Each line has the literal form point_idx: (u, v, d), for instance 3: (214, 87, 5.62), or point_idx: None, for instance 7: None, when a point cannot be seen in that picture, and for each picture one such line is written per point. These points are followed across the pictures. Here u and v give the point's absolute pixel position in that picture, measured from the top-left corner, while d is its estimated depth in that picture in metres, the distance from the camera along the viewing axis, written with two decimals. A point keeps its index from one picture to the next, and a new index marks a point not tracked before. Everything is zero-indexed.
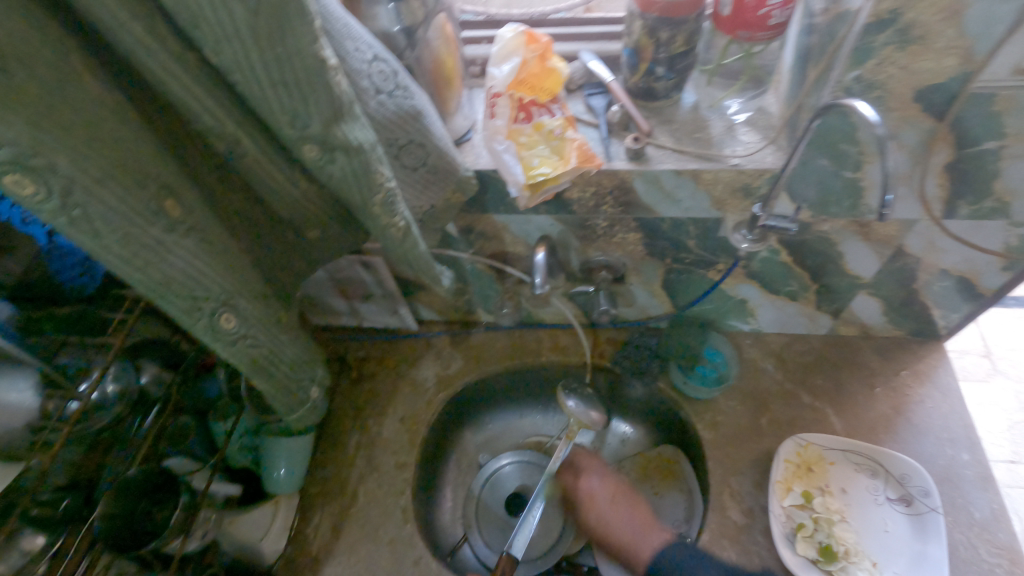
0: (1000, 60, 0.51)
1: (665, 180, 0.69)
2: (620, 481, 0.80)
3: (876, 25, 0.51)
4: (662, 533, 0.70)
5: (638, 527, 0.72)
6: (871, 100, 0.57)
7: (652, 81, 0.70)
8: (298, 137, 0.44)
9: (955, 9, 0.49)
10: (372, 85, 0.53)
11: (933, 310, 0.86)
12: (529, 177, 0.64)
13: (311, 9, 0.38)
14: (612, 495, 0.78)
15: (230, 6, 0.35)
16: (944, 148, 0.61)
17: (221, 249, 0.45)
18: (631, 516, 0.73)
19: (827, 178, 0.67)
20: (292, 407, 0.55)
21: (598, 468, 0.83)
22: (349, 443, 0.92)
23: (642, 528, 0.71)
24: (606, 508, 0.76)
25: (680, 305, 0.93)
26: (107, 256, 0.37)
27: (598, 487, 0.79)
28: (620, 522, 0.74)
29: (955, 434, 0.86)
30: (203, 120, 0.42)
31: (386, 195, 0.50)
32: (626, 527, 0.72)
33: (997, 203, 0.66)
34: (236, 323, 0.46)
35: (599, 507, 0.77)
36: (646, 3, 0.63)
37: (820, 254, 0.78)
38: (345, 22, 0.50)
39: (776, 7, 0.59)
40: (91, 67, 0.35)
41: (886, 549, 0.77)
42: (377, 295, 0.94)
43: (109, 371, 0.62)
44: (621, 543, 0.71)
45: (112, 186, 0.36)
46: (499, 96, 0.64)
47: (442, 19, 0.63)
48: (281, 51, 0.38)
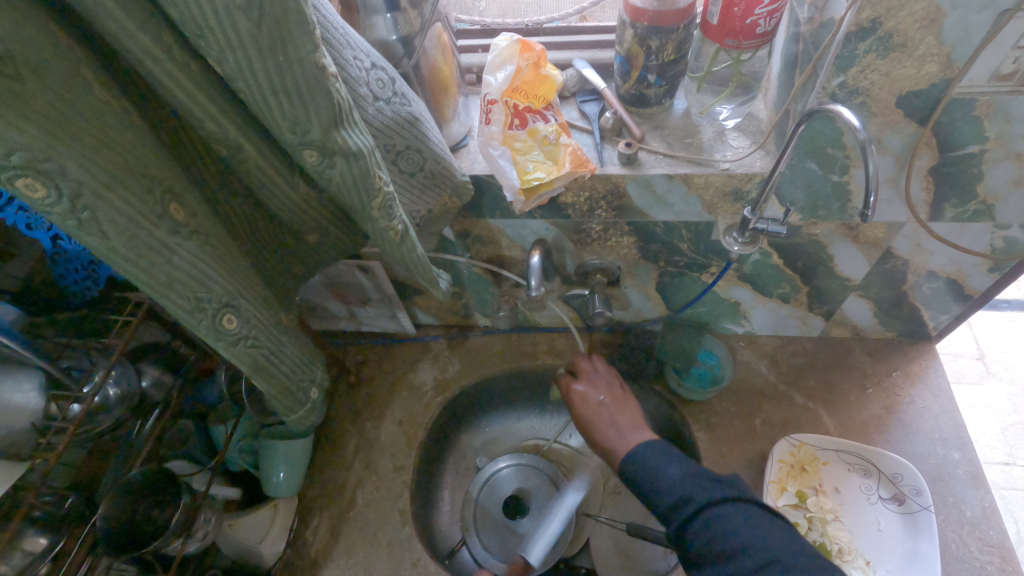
0: (978, 67, 0.53)
1: (658, 185, 0.70)
2: (615, 384, 0.84)
3: (858, 34, 0.53)
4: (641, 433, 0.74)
5: (621, 429, 0.76)
6: (855, 106, 0.59)
7: (643, 88, 0.72)
8: (298, 143, 0.45)
9: (933, 18, 0.51)
10: (370, 92, 0.54)
11: (922, 311, 0.87)
12: (524, 182, 0.66)
13: (311, 20, 0.39)
14: (603, 399, 0.81)
15: (234, 17, 0.36)
16: (928, 152, 0.62)
17: (224, 251, 0.46)
18: (618, 423, 0.77)
19: (815, 182, 0.69)
20: (292, 408, 0.56)
21: (599, 371, 0.87)
22: (347, 446, 0.93)
23: (625, 429, 0.75)
24: (597, 408, 0.80)
25: (675, 308, 0.95)
26: (114, 258, 0.38)
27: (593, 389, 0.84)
28: (606, 420, 0.78)
29: (946, 433, 0.87)
30: (207, 127, 0.43)
31: (384, 199, 0.51)
32: (611, 430, 0.76)
33: (981, 205, 0.67)
34: (237, 324, 0.47)
35: (590, 408, 0.81)
36: (635, 14, 0.64)
37: (811, 256, 0.80)
38: (344, 32, 0.51)
39: (763, 16, 0.60)
40: (100, 77, 0.36)
41: (879, 547, 0.79)
42: (375, 299, 0.95)
43: (111, 374, 0.63)
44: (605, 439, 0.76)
45: (119, 190, 0.37)
46: (493, 103, 0.66)
47: (438, 28, 0.65)
48: (282, 60, 0.39)
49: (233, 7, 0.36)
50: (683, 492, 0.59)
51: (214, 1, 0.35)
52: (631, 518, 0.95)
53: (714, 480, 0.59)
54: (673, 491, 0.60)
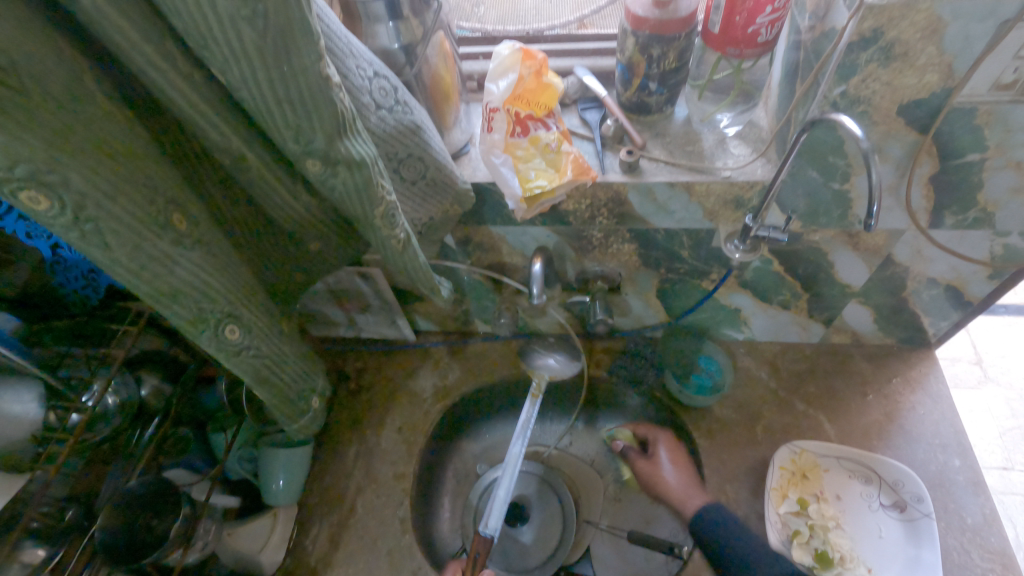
0: (979, 76, 0.53)
1: (659, 193, 0.71)
2: (691, 476, 0.86)
3: (860, 43, 0.53)
4: (701, 498, 0.82)
5: (690, 489, 0.83)
6: (856, 115, 0.59)
7: (644, 96, 0.72)
8: (302, 152, 0.45)
9: (935, 28, 0.51)
10: (372, 101, 0.54)
11: (923, 318, 0.88)
12: (526, 190, 0.66)
13: (315, 30, 0.39)
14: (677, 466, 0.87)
15: (239, 28, 0.36)
16: (929, 160, 0.63)
17: (226, 261, 0.46)
18: (680, 474, 0.86)
19: (816, 190, 0.69)
20: (293, 417, 0.56)
21: (676, 450, 0.90)
22: (347, 453, 0.92)
23: (689, 488, 0.83)
24: (670, 470, 0.87)
25: (675, 314, 0.95)
26: (116, 270, 0.38)
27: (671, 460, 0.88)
28: (669, 491, 0.85)
29: (946, 439, 0.87)
30: (210, 136, 0.43)
31: (387, 208, 0.51)
32: (676, 480, 0.85)
33: (981, 213, 0.68)
34: (240, 334, 0.46)
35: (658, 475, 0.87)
36: (637, 22, 0.64)
37: (811, 263, 0.80)
38: (347, 41, 0.51)
39: (763, 26, 0.60)
40: (103, 87, 0.36)
41: (881, 555, 0.78)
42: (375, 306, 0.94)
43: (111, 384, 0.63)
44: (673, 492, 0.84)
45: (122, 201, 0.37)
46: (495, 111, 0.65)
47: (440, 36, 0.65)
48: (287, 70, 0.39)
49: (239, 18, 0.36)
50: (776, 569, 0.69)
51: (219, 12, 0.35)
52: (632, 525, 0.94)
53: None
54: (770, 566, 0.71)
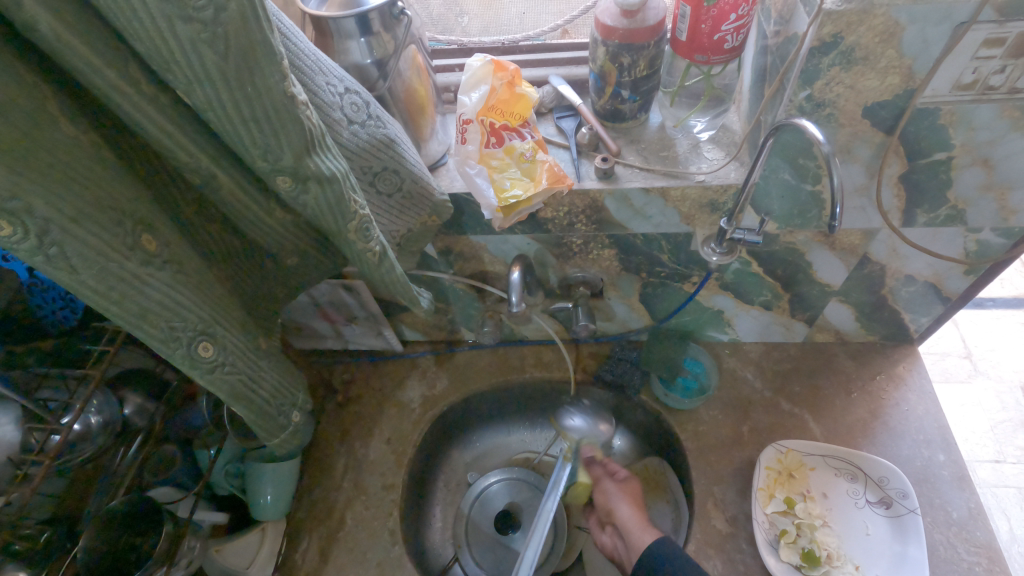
0: (939, 77, 0.55)
1: (635, 199, 0.71)
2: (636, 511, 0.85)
3: (821, 48, 0.54)
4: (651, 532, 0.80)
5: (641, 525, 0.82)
6: (823, 118, 0.60)
7: (618, 103, 0.73)
8: (271, 171, 0.45)
9: (893, 32, 0.52)
10: (344, 116, 0.55)
11: (903, 314, 0.88)
12: (501, 200, 0.67)
13: (278, 50, 0.40)
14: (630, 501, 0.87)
15: (200, 50, 0.37)
16: (897, 160, 0.64)
17: (199, 279, 0.46)
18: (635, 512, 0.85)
19: (789, 192, 0.70)
20: (274, 432, 0.56)
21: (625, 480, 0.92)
22: (336, 465, 0.92)
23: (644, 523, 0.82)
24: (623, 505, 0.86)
25: (659, 318, 0.95)
26: (85, 292, 0.38)
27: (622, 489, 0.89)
28: (625, 524, 0.84)
29: (930, 435, 0.88)
30: (179, 156, 0.43)
31: (360, 222, 0.51)
32: (629, 516, 0.84)
33: (952, 210, 0.69)
34: (214, 351, 0.47)
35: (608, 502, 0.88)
36: (606, 31, 0.65)
37: (789, 264, 0.81)
38: (316, 59, 0.52)
39: (729, 32, 0.62)
40: (68, 113, 0.37)
41: (868, 552, 0.79)
42: (361, 317, 0.95)
43: (92, 403, 0.63)
44: (628, 527, 0.83)
45: (88, 224, 0.37)
46: (468, 123, 0.67)
47: (413, 50, 0.65)
48: (251, 90, 0.40)
49: (199, 41, 0.36)
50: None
51: (179, 37, 0.36)
52: None
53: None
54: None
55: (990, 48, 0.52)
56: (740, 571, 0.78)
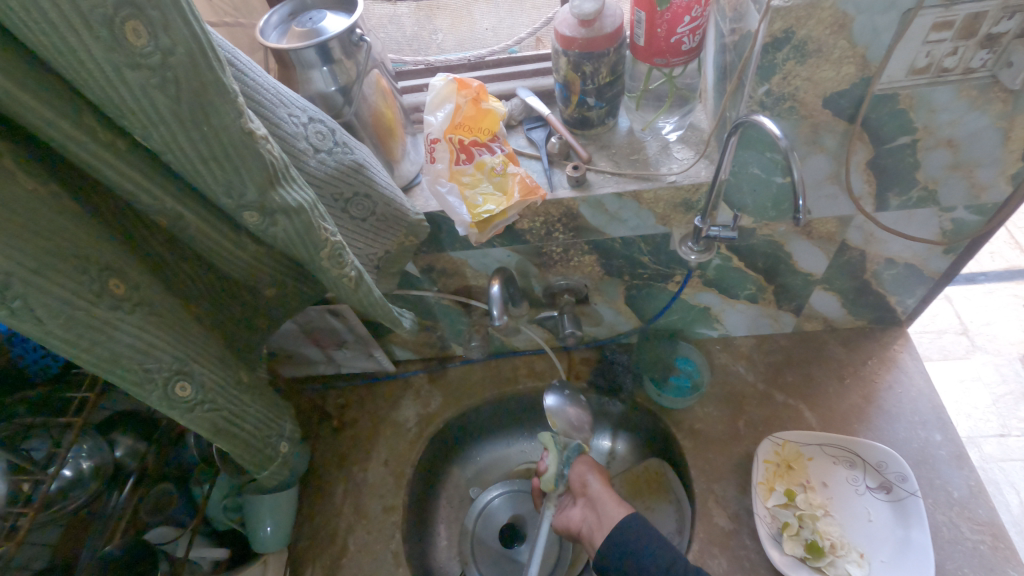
0: (894, 63, 0.55)
1: (609, 204, 0.72)
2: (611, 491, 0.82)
3: (774, 44, 0.54)
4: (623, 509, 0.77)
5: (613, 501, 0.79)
6: (784, 111, 0.60)
7: (585, 111, 0.73)
8: (236, 206, 0.45)
9: (842, 23, 0.52)
10: (309, 146, 0.55)
11: (889, 297, 0.89)
12: (475, 216, 0.67)
13: (231, 88, 0.40)
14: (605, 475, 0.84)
15: (150, 95, 0.37)
16: (863, 147, 0.64)
17: (172, 318, 0.46)
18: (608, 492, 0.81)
19: (760, 186, 0.70)
20: (263, 464, 0.56)
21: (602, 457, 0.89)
22: (335, 490, 0.92)
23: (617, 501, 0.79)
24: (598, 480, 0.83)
25: (646, 319, 0.95)
26: (53, 341, 0.38)
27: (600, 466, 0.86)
28: (596, 500, 0.81)
29: (925, 415, 0.88)
30: (142, 200, 0.43)
31: (333, 248, 0.52)
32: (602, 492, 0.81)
33: (924, 191, 0.69)
34: (193, 389, 0.47)
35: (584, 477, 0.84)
36: (566, 42, 0.65)
37: (770, 256, 0.81)
38: (276, 91, 0.53)
39: (685, 34, 0.63)
40: (24, 165, 0.37)
41: (871, 538, 0.78)
42: (350, 341, 0.95)
43: (81, 449, 0.63)
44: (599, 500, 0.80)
45: (51, 274, 0.37)
46: (437, 141, 0.67)
47: (376, 75, 0.66)
48: (207, 130, 0.40)
49: (149, 86, 0.37)
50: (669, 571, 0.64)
51: (128, 83, 0.36)
52: None
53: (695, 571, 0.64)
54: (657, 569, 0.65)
55: (940, 32, 0.53)
56: (747, 568, 0.78)
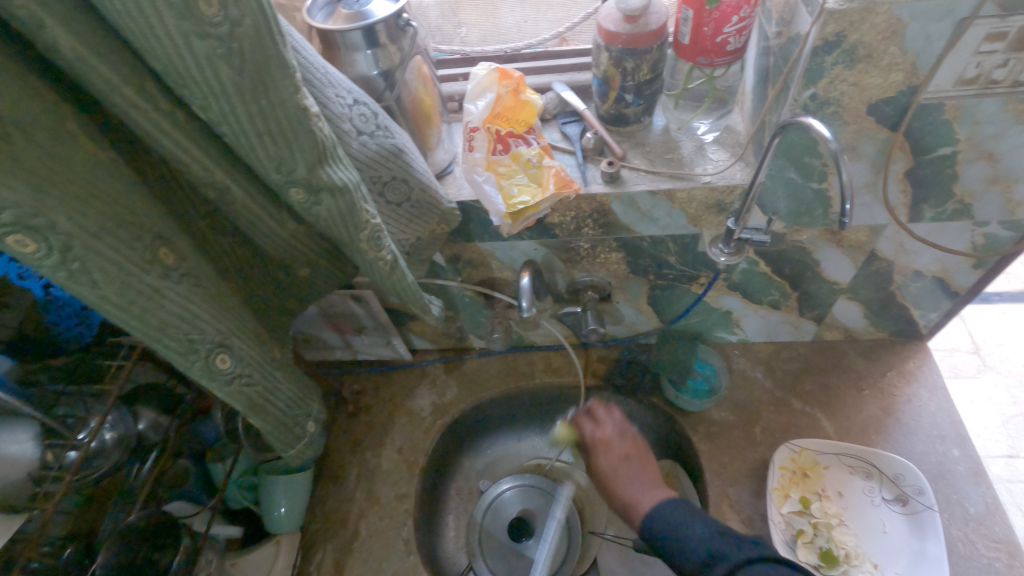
0: (943, 73, 0.55)
1: (642, 202, 0.72)
2: (643, 465, 0.74)
3: (824, 47, 0.54)
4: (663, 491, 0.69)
5: (641, 486, 0.70)
6: (828, 116, 0.60)
7: (622, 107, 0.73)
8: (284, 182, 0.45)
9: (895, 29, 0.52)
10: (353, 127, 0.55)
11: (912, 310, 0.88)
12: (510, 207, 0.67)
13: (291, 64, 0.40)
14: (626, 454, 0.75)
15: (215, 66, 0.37)
16: (902, 156, 0.64)
17: (214, 290, 0.46)
18: (642, 479, 0.71)
19: (796, 190, 0.70)
20: (290, 443, 0.56)
21: (617, 421, 0.80)
22: (348, 475, 0.92)
23: (651, 484, 0.70)
24: (617, 465, 0.74)
25: (667, 320, 0.95)
26: (106, 306, 0.39)
27: (615, 439, 0.78)
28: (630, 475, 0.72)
29: (944, 431, 0.87)
30: (194, 171, 0.44)
31: (372, 231, 0.51)
32: (635, 481, 0.71)
33: (959, 205, 0.69)
34: (231, 363, 0.47)
35: (614, 445, 0.77)
36: (609, 37, 0.66)
37: (797, 262, 0.81)
38: (325, 71, 0.53)
39: (731, 35, 0.63)
40: (86, 129, 0.37)
41: (886, 550, 0.78)
42: (370, 327, 0.95)
43: (107, 419, 0.62)
44: (636, 476, 0.72)
45: (110, 240, 0.38)
46: (476, 130, 0.67)
47: (418, 61, 0.66)
48: (265, 103, 0.40)
49: (215, 57, 0.37)
50: (707, 552, 0.58)
51: (195, 53, 0.36)
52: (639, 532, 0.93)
53: (743, 540, 0.58)
54: (697, 550, 0.59)
55: (991, 43, 0.53)
56: None
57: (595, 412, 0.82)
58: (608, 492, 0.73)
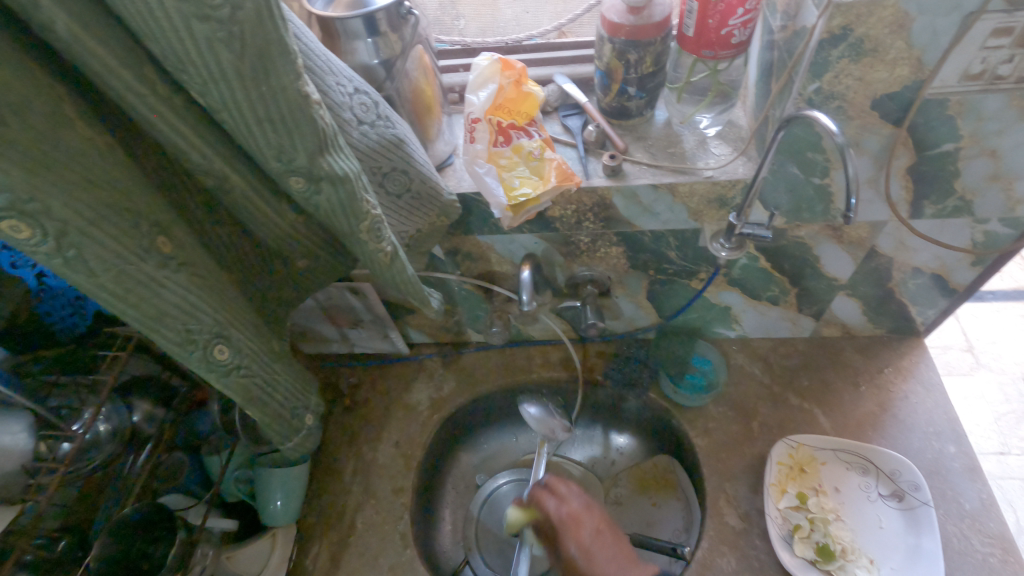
0: (948, 68, 0.55)
1: (643, 195, 0.71)
2: (620, 548, 0.67)
3: (830, 40, 0.54)
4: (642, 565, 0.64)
5: (620, 565, 0.64)
6: (832, 110, 0.60)
7: (624, 100, 0.73)
8: (284, 170, 0.45)
9: (902, 22, 0.52)
10: (354, 117, 0.55)
11: (910, 307, 0.88)
12: (511, 199, 0.67)
13: (292, 49, 0.40)
14: (596, 529, 0.69)
15: (215, 50, 0.36)
16: (905, 152, 0.64)
17: (213, 281, 0.46)
18: (620, 555, 0.65)
19: (798, 185, 0.70)
20: (289, 435, 0.56)
21: (579, 494, 0.75)
22: (344, 469, 0.92)
23: (629, 562, 0.64)
24: (589, 544, 0.67)
25: (665, 315, 0.95)
26: (102, 294, 0.38)
27: (583, 513, 0.71)
28: (606, 558, 0.65)
29: (940, 427, 0.88)
30: (193, 159, 0.43)
31: (373, 222, 0.51)
32: (613, 558, 0.65)
33: (959, 201, 0.69)
34: (230, 354, 0.46)
35: (583, 527, 0.69)
36: (613, 28, 0.65)
37: (797, 258, 0.81)
38: (325, 59, 0.52)
39: (736, 27, 0.62)
40: (82, 113, 0.37)
41: (881, 545, 0.78)
42: (367, 320, 0.94)
43: (101, 411, 0.62)
44: (617, 561, 0.64)
45: (107, 226, 0.37)
46: (477, 122, 0.66)
47: (419, 50, 0.65)
48: (266, 89, 0.39)
49: (215, 40, 0.36)
50: None
51: (195, 35, 0.35)
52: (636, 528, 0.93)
53: None
54: None
55: (998, 39, 0.53)
56: (756, 568, 0.78)
57: (557, 489, 0.75)
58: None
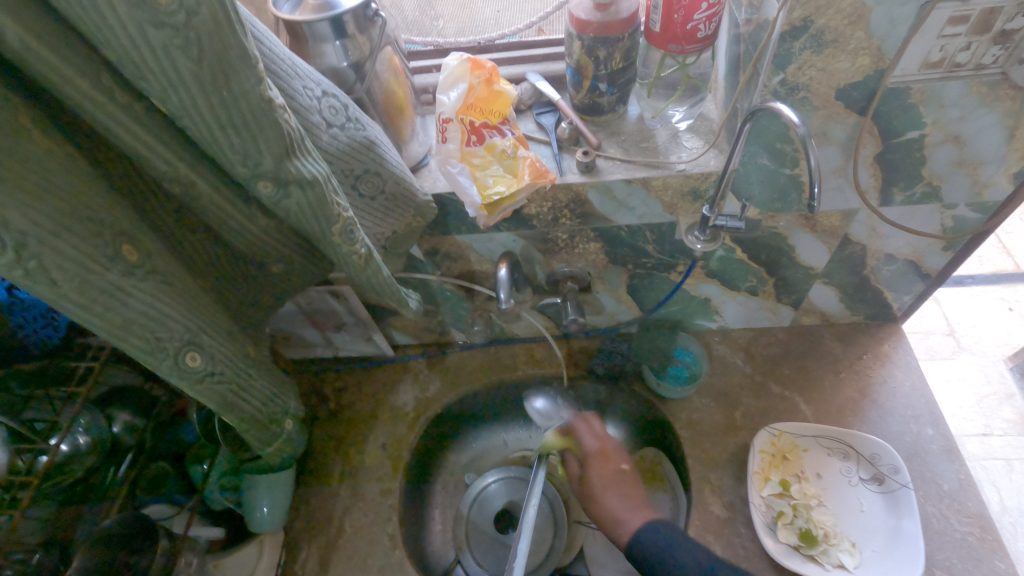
0: (908, 57, 0.56)
1: (618, 190, 0.72)
2: (633, 495, 0.74)
3: (792, 32, 0.55)
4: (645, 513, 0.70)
5: (627, 505, 0.72)
6: (797, 101, 0.61)
7: (596, 97, 0.73)
8: (251, 176, 0.45)
9: (860, 13, 0.53)
10: (322, 120, 0.55)
11: (886, 293, 0.90)
12: (485, 198, 0.67)
13: (253, 54, 0.40)
14: (619, 469, 0.78)
15: (172, 57, 0.36)
16: (872, 141, 0.65)
17: (183, 289, 0.46)
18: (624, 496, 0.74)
19: (769, 176, 0.70)
20: (268, 441, 0.56)
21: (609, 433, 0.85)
22: (331, 473, 0.91)
23: (632, 511, 0.71)
24: (609, 476, 0.77)
25: (647, 309, 0.96)
26: (67, 305, 0.38)
27: (610, 450, 0.81)
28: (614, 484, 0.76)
29: (918, 410, 0.89)
30: (157, 166, 0.43)
31: (344, 224, 0.51)
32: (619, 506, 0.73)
33: (927, 187, 0.70)
34: (202, 361, 0.46)
35: (608, 466, 0.79)
36: (581, 25, 0.65)
37: (773, 249, 0.82)
38: (291, 63, 0.52)
39: (701, 21, 0.63)
40: (39, 123, 0.36)
41: (863, 529, 0.80)
42: (350, 324, 0.94)
43: (80, 422, 0.61)
44: (618, 512, 0.72)
45: (67, 237, 0.37)
46: (448, 121, 0.67)
47: (389, 52, 0.66)
48: (227, 95, 0.39)
49: (172, 47, 0.36)
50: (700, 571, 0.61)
51: (151, 42, 0.35)
52: None
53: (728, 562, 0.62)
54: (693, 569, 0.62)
55: (955, 27, 0.54)
56: (741, 556, 0.79)
57: (592, 423, 0.86)
58: (592, 498, 0.76)
